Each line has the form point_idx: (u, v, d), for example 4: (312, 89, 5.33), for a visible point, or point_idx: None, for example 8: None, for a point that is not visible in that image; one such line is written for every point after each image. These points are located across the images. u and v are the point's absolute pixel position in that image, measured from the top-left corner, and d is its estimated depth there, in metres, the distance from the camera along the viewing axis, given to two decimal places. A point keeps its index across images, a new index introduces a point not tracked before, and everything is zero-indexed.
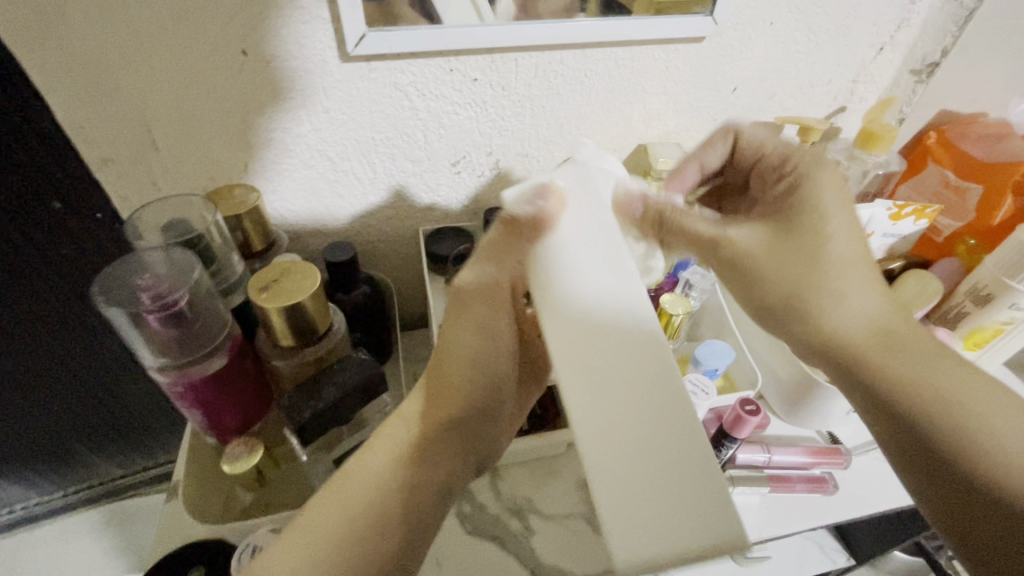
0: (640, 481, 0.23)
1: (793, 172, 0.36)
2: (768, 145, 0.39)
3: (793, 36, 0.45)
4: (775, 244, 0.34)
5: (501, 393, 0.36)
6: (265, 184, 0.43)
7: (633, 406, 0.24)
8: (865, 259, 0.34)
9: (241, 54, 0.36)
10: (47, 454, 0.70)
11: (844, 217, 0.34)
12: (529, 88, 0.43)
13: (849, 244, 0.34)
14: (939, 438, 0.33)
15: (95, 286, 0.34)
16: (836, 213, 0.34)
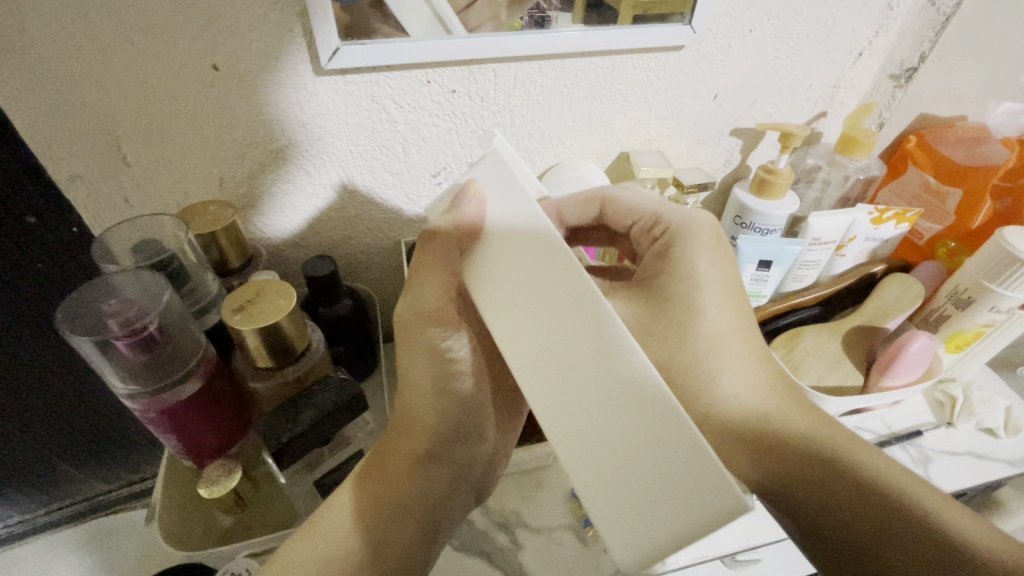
0: (625, 456, 0.22)
1: (664, 236, 0.38)
2: (640, 209, 0.40)
3: (773, 43, 0.45)
4: (648, 313, 0.36)
5: (474, 416, 0.37)
6: (255, 206, 0.43)
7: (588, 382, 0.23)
8: (739, 332, 0.36)
9: (212, 69, 0.35)
10: (26, 472, 0.68)
11: (714, 287, 0.36)
12: (509, 99, 0.42)
13: (719, 320, 0.35)
14: (833, 494, 0.33)
15: (58, 313, 0.33)
16: (708, 271, 0.36)
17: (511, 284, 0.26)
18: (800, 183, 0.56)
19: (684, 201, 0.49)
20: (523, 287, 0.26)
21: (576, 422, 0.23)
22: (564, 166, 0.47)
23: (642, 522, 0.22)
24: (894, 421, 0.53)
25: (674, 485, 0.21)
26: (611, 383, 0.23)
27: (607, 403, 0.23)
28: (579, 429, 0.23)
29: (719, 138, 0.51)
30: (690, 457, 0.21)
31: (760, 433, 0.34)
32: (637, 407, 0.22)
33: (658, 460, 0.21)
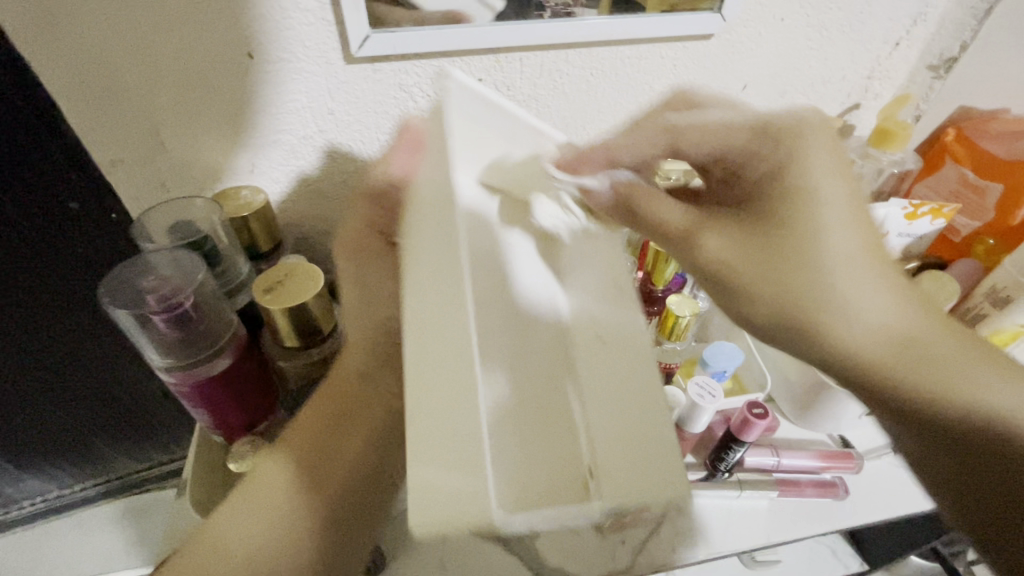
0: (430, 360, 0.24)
1: (777, 154, 0.31)
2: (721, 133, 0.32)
3: (805, 32, 0.44)
4: (746, 243, 0.31)
5: None
6: (279, 189, 0.44)
7: (444, 295, 0.25)
8: (867, 251, 0.30)
9: (247, 57, 0.36)
10: (65, 447, 0.71)
11: (843, 219, 0.30)
12: (535, 87, 0.43)
13: (844, 244, 0.30)
14: (930, 392, 0.30)
15: (101, 289, 0.35)
16: (833, 191, 0.30)
17: (424, 235, 0.29)
18: None
19: None
20: (427, 247, 0.28)
21: (422, 354, 0.25)
22: None
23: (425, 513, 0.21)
24: None
25: (449, 455, 0.22)
26: (451, 366, 0.23)
27: (449, 315, 0.24)
28: (412, 356, 0.25)
29: None
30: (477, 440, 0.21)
31: (894, 348, 0.30)
32: (453, 370, 0.23)
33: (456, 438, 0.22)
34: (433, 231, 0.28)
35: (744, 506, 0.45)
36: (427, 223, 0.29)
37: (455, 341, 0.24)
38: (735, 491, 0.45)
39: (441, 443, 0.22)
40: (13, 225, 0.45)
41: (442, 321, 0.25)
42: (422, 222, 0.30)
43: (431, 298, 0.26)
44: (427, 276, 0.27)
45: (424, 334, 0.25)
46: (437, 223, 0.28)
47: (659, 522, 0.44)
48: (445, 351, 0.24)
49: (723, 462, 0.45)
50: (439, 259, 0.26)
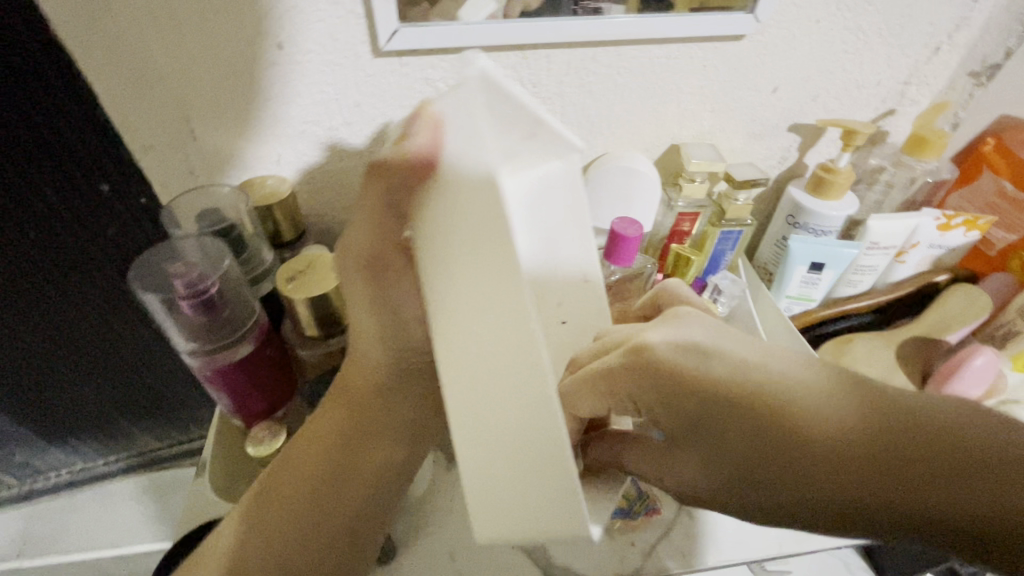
0: (492, 406, 0.26)
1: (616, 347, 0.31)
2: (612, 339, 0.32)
3: (841, 35, 0.43)
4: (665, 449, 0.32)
5: None
6: (301, 177, 0.44)
7: (502, 350, 0.24)
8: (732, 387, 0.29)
9: (277, 48, 0.36)
10: (91, 423, 0.73)
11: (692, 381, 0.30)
12: (561, 85, 0.42)
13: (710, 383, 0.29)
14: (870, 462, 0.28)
15: (132, 272, 0.36)
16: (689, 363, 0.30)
17: (456, 250, 0.23)
18: (860, 185, 0.53)
19: (735, 197, 0.47)
20: (461, 262, 0.23)
21: (479, 400, 0.26)
22: (613, 156, 0.47)
23: (508, 519, 0.29)
24: None
25: (533, 502, 0.27)
26: (527, 424, 0.25)
27: (514, 378, 0.24)
28: (468, 394, 0.26)
29: (777, 133, 0.49)
30: (558, 490, 0.26)
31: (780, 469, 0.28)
32: (528, 429, 0.25)
33: (541, 480, 0.26)
34: (460, 244, 0.23)
35: (755, 515, 0.45)
36: (456, 238, 0.23)
37: (533, 411, 0.24)
38: None
39: (522, 481, 0.27)
40: (47, 206, 0.47)
41: (501, 380, 0.25)
42: (443, 232, 0.24)
43: (478, 349, 0.25)
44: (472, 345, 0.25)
45: (484, 382, 0.26)
46: (480, 267, 0.22)
47: (668, 528, 0.43)
48: (511, 411, 0.25)
49: None
50: (484, 313, 0.23)
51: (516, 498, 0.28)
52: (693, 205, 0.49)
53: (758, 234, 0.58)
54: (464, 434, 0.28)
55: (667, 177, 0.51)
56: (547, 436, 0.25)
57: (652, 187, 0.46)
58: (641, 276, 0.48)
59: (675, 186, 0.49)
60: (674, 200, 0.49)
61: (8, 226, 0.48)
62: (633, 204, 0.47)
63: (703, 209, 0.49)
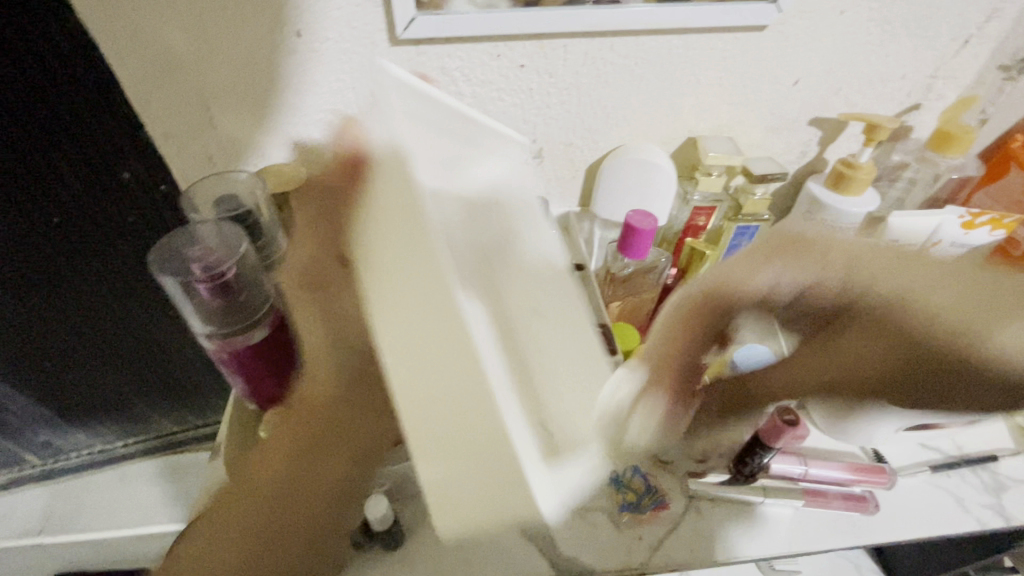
0: (445, 409, 0.27)
1: None
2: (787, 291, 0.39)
3: (866, 26, 0.42)
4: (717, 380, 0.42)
5: None
6: None
7: (433, 328, 0.27)
8: None
9: (296, 35, 0.36)
10: (109, 406, 0.75)
11: None
12: (577, 76, 0.42)
13: None
14: None
15: (153, 256, 0.37)
16: None
17: (387, 240, 0.28)
18: (882, 181, 0.52)
19: (752, 191, 0.47)
20: (388, 259, 0.27)
21: (424, 408, 0.27)
22: (628, 148, 0.46)
23: (463, 518, 0.29)
24: (966, 442, 0.50)
25: (484, 491, 0.28)
26: (461, 405, 0.27)
27: (448, 357, 0.27)
28: (414, 403, 0.27)
29: (797, 127, 0.48)
30: (509, 472, 0.28)
31: None
32: (471, 410, 0.27)
33: (492, 469, 0.28)
34: (391, 232, 0.27)
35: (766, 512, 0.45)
36: (388, 234, 0.27)
37: (459, 388, 0.27)
38: (760, 497, 0.44)
39: (476, 469, 0.28)
40: None
41: (437, 359, 0.27)
42: (376, 232, 0.28)
43: (418, 339, 0.27)
44: (402, 313, 0.27)
45: (431, 380, 0.27)
46: (401, 248, 0.27)
47: (677, 523, 0.43)
48: (455, 404, 0.27)
49: (749, 466, 0.44)
50: (421, 288, 0.27)
51: (479, 485, 0.28)
52: (709, 199, 0.48)
53: None
54: (418, 435, 0.27)
55: (683, 171, 0.50)
56: (480, 410, 0.27)
57: (666, 180, 0.46)
58: (655, 270, 0.48)
59: (691, 179, 0.49)
60: (689, 194, 0.48)
61: None
62: (649, 198, 0.47)
63: (719, 204, 0.48)
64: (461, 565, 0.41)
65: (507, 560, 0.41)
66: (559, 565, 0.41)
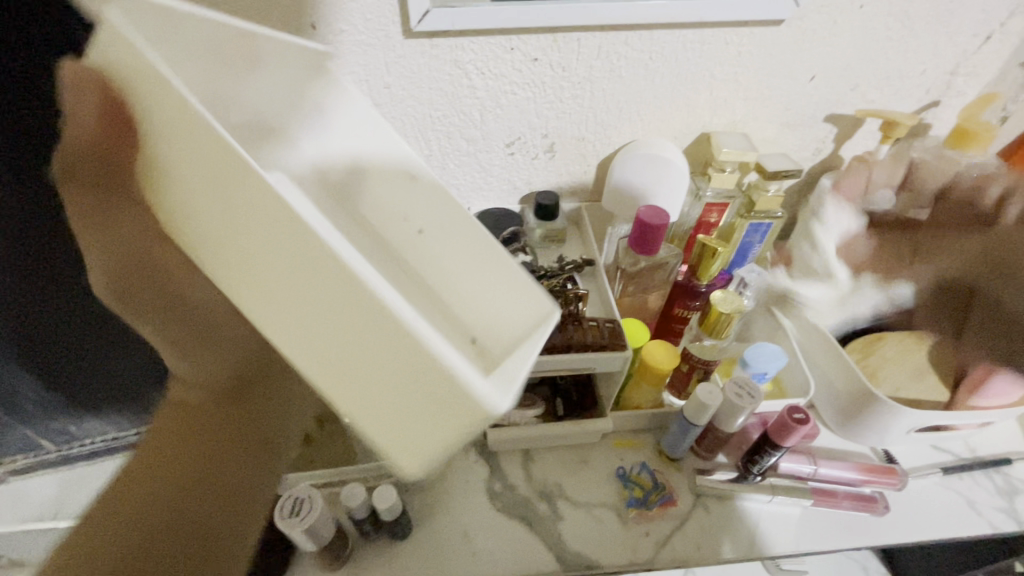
0: (313, 319, 0.20)
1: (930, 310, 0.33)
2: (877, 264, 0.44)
3: (886, 21, 0.42)
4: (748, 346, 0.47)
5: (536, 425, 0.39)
6: None
7: (254, 222, 0.20)
8: None
9: (310, 28, 0.37)
10: None
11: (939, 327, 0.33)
12: (591, 70, 0.42)
13: None
14: None
15: None
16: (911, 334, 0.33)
17: (171, 146, 0.22)
18: None
19: (766, 188, 0.46)
20: (182, 153, 0.21)
21: (297, 339, 0.21)
22: (641, 144, 0.46)
23: (418, 449, 0.20)
24: (980, 444, 0.49)
25: (407, 427, 0.20)
26: (318, 308, 0.20)
27: (282, 247, 0.20)
28: (289, 327, 0.21)
29: (813, 124, 0.48)
30: (405, 339, 0.19)
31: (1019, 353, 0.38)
32: (328, 293, 0.20)
33: (395, 381, 0.19)
34: (173, 133, 0.21)
35: (774, 511, 0.44)
36: (170, 137, 0.22)
37: (309, 273, 0.20)
38: (767, 496, 0.43)
39: (377, 391, 0.20)
40: None
41: (279, 262, 0.20)
42: (163, 145, 0.22)
43: (247, 243, 0.21)
44: (245, 251, 0.21)
45: (277, 286, 0.21)
46: (181, 144, 0.21)
47: (683, 519, 0.43)
48: (315, 308, 0.20)
49: (757, 465, 0.43)
50: (213, 170, 0.21)
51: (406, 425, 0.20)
52: (722, 195, 0.48)
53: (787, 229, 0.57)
54: (324, 379, 0.21)
55: (696, 167, 0.50)
56: (335, 287, 0.19)
57: (679, 175, 0.45)
58: (666, 266, 0.47)
59: (704, 175, 0.49)
60: (702, 190, 0.48)
61: None
62: (661, 193, 0.47)
63: (732, 200, 0.48)
64: (467, 557, 0.41)
65: (513, 553, 0.41)
66: (565, 560, 0.41)
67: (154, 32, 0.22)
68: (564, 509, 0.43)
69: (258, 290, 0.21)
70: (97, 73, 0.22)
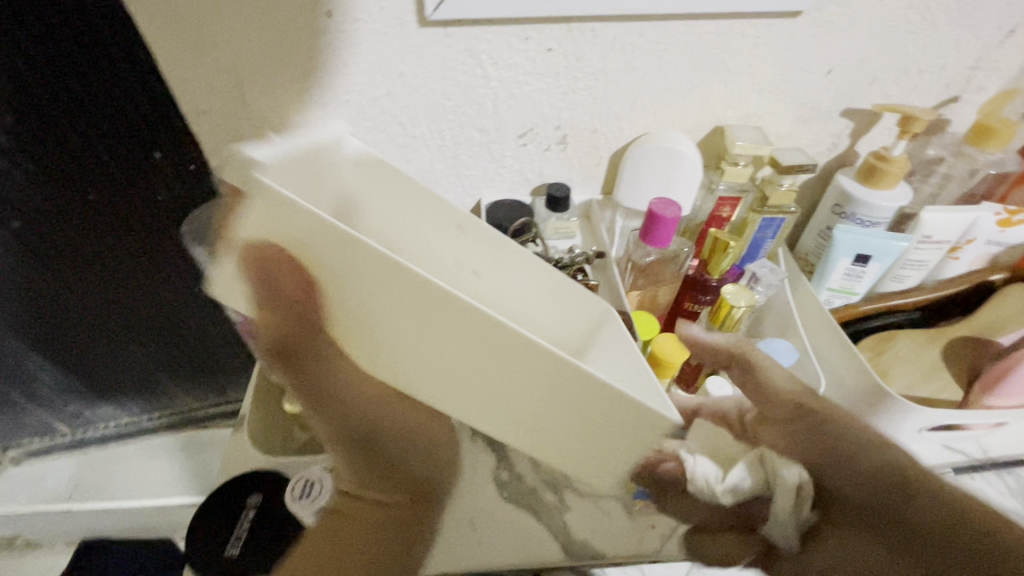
0: (528, 390, 0.32)
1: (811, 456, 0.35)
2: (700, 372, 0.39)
3: (905, 14, 0.41)
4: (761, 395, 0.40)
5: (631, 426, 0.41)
6: None
7: (457, 327, 0.31)
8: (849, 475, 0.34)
9: (327, 16, 0.37)
10: (133, 380, 0.77)
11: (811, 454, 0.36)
12: (605, 61, 0.42)
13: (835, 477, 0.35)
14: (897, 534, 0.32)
15: (188, 232, 0.38)
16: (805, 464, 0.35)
17: (379, 291, 0.31)
18: (915, 176, 0.51)
19: (780, 182, 0.46)
20: (386, 290, 0.31)
21: (520, 408, 0.33)
22: (653, 137, 0.46)
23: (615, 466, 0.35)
24: (993, 445, 0.49)
25: (607, 452, 0.34)
26: (529, 380, 0.31)
27: (487, 343, 0.31)
28: (507, 402, 0.33)
29: (829, 118, 0.47)
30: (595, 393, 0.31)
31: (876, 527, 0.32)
32: (535, 371, 0.31)
33: (593, 420, 0.32)
34: (377, 282, 0.31)
35: None
36: (379, 287, 0.31)
37: (522, 363, 0.31)
38: None
39: (585, 427, 0.33)
40: (98, 169, 0.48)
41: (488, 353, 0.31)
42: (374, 298, 0.31)
43: (457, 346, 0.32)
44: (447, 359, 0.33)
45: (493, 376, 0.32)
46: (386, 289, 0.31)
47: None
48: (525, 378, 0.31)
49: None
50: (420, 302, 0.31)
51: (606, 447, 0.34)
52: (735, 189, 0.48)
53: (801, 225, 0.57)
54: (542, 438, 0.34)
55: (709, 160, 0.50)
56: (533, 358, 0.30)
57: (692, 168, 0.45)
58: (677, 259, 0.47)
59: (717, 169, 0.48)
60: (715, 184, 0.48)
61: (66, 189, 0.50)
62: (671, 185, 0.46)
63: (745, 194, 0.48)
64: (472, 544, 0.41)
65: (519, 541, 0.41)
66: (571, 550, 0.41)
67: (284, 175, 0.36)
68: (571, 499, 0.43)
69: (477, 379, 0.33)
70: (292, 251, 0.31)
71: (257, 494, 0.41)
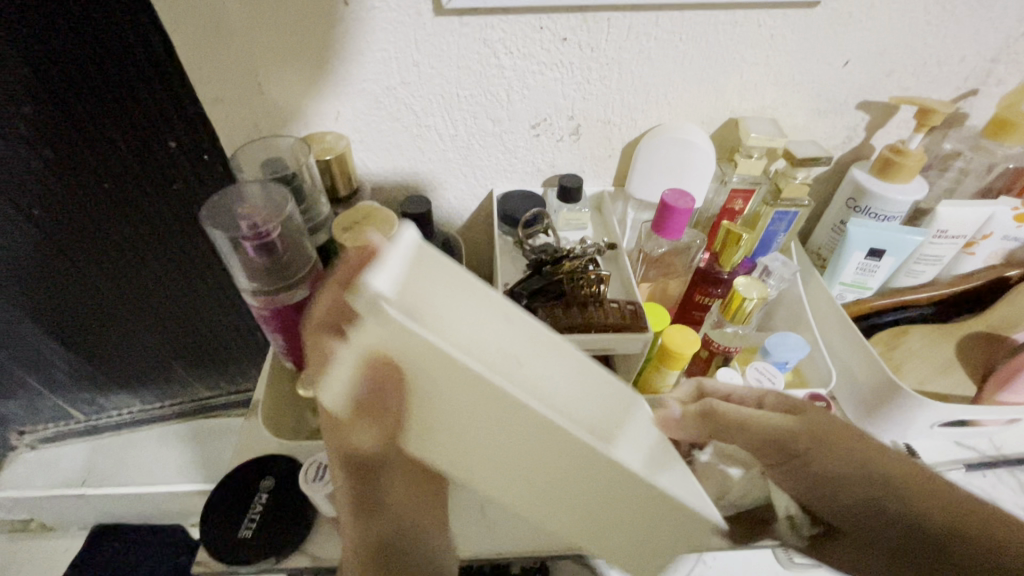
0: (606, 520, 0.28)
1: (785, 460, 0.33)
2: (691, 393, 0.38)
3: (925, 5, 0.41)
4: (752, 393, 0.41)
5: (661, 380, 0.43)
6: (354, 136, 0.45)
7: (561, 466, 0.25)
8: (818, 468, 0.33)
9: (343, 4, 0.37)
10: (146, 368, 0.78)
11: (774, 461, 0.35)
12: (620, 51, 0.42)
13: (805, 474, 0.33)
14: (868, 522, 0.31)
15: (203, 211, 0.37)
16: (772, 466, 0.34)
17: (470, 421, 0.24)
18: (931, 170, 0.51)
19: (794, 175, 0.45)
20: (479, 423, 0.24)
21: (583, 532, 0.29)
22: (667, 128, 0.46)
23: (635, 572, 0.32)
24: (1005, 442, 0.49)
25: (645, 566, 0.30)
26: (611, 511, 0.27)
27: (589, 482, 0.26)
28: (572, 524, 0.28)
29: (844, 111, 0.47)
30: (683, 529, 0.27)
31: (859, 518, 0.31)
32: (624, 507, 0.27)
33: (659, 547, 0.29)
34: (476, 414, 0.24)
35: None
36: (475, 422, 0.24)
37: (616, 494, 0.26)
38: None
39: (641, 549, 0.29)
40: (115, 157, 0.49)
41: (587, 491, 0.26)
42: (459, 427, 0.25)
43: (547, 479, 0.26)
44: (525, 488, 0.27)
45: (573, 508, 0.27)
46: (484, 420, 0.24)
47: None
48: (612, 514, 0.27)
49: None
50: (532, 445, 0.24)
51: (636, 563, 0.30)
52: (747, 181, 0.47)
53: (814, 219, 0.56)
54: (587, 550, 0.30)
55: (722, 152, 0.50)
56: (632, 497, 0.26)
57: (705, 160, 0.45)
58: (688, 251, 0.47)
59: (731, 161, 0.48)
60: (728, 176, 0.48)
61: (83, 176, 0.50)
62: (685, 177, 0.46)
63: (758, 186, 0.48)
64: None
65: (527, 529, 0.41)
66: None
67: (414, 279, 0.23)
68: None
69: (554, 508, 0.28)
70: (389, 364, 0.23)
71: (270, 477, 0.42)
